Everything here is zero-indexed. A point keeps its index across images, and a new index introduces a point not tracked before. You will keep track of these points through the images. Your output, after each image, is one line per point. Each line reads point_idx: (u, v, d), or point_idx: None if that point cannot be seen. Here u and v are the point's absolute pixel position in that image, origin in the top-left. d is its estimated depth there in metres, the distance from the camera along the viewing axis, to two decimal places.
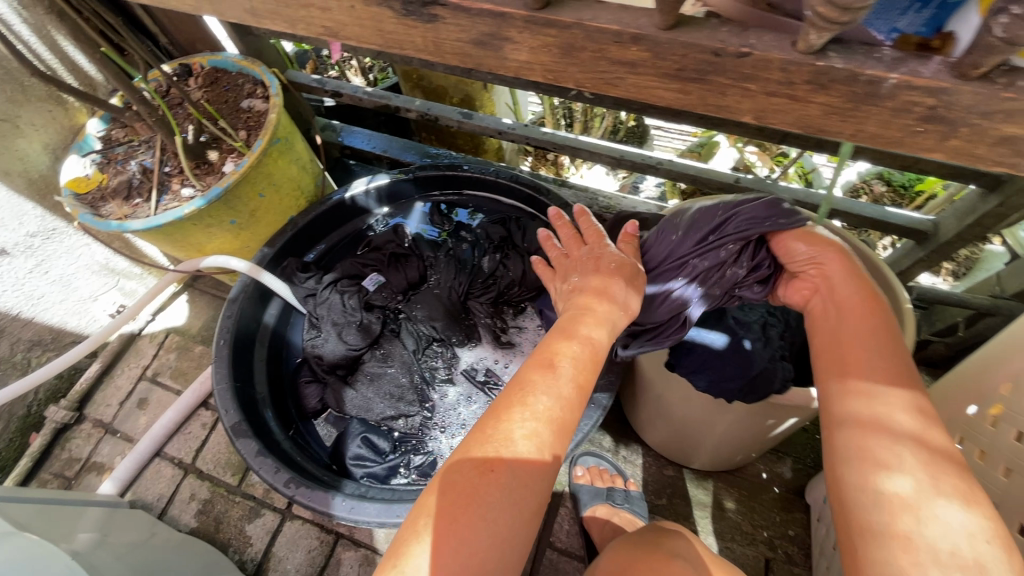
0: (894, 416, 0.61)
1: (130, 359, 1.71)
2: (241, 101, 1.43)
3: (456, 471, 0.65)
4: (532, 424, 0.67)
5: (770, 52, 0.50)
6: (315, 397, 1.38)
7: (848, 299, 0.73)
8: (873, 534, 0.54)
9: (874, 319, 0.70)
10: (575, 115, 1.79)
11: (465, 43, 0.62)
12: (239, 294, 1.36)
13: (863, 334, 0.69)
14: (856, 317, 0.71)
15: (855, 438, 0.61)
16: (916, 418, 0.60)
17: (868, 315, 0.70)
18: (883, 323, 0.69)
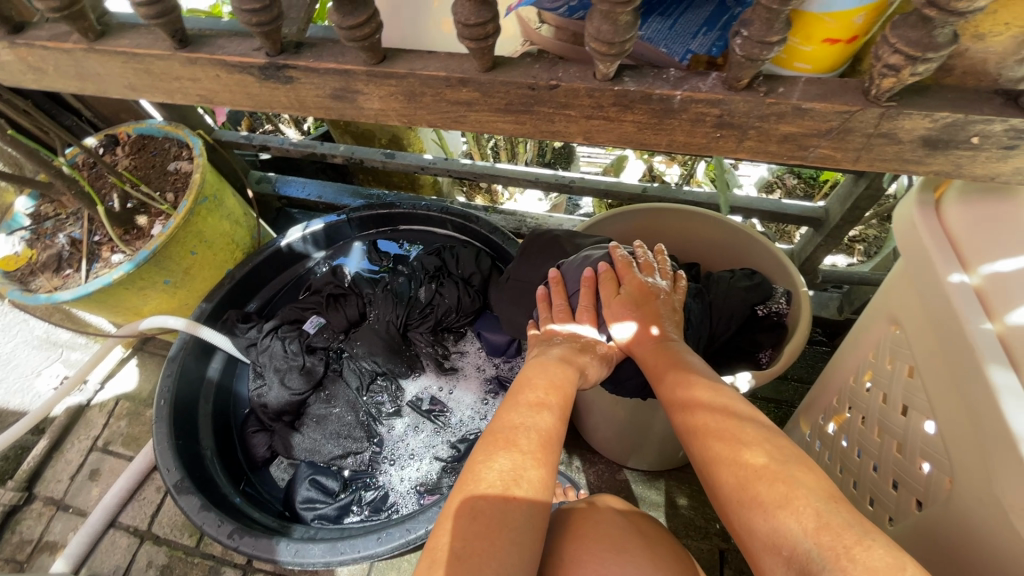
0: (744, 433, 0.69)
1: (79, 431, 1.69)
2: (167, 164, 1.47)
3: (481, 501, 0.69)
4: (524, 458, 0.73)
5: (575, 82, 0.57)
6: (263, 446, 1.39)
7: (652, 353, 0.89)
8: (776, 545, 0.59)
9: (676, 362, 0.85)
10: (500, 144, 1.87)
11: (324, 98, 0.67)
12: (179, 352, 1.37)
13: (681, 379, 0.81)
14: (663, 364, 0.86)
15: (727, 466, 0.67)
16: (765, 436, 0.68)
17: (665, 363, 0.86)
18: (680, 364, 0.85)
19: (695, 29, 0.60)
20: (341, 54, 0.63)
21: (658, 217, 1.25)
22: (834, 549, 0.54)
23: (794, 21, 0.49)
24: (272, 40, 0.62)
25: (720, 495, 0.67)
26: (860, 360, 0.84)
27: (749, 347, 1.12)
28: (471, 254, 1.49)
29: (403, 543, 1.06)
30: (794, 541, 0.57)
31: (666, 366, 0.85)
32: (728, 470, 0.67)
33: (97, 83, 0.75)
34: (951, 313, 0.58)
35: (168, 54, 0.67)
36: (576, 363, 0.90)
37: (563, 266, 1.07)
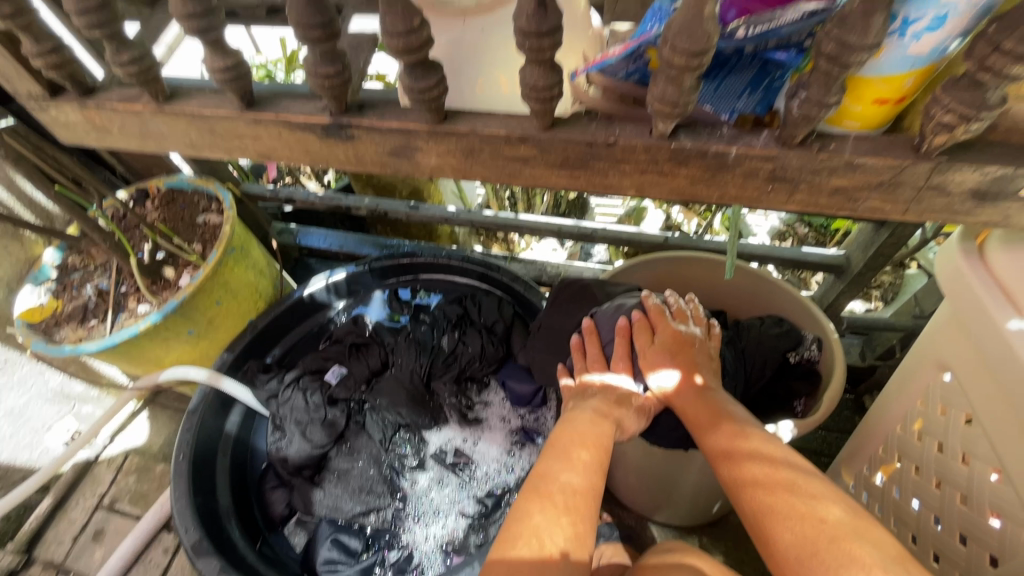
0: (801, 484, 0.67)
1: (86, 488, 1.63)
2: (196, 216, 1.51)
3: (520, 562, 0.66)
4: (568, 517, 0.70)
5: (633, 140, 0.60)
6: (282, 502, 1.34)
7: (691, 407, 0.87)
8: None
9: (719, 411, 0.84)
10: (518, 195, 1.92)
11: (382, 155, 0.70)
12: (199, 404, 1.35)
13: (728, 432, 0.79)
14: (704, 415, 0.84)
15: (784, 519, 0.65)
16: (824, 491, 0.66)
17: (708, 413, 0.84)
18: (723, 414, 0.83)
19: (740, 89, 0.64)
20: (404, 114, 0.66)
21: (682, 265, 1.27)
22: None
23: (848, 86, 0.52)
24: (339, 101, 0.65)
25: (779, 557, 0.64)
26: (906, 408, 0.83)
27: (782, 394, 1.11)
28: (494, 302, 1.51)
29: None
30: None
31: (707, 417, 0.83)
32: (786, 527, 0.64)
33: (158, 141, 0.78)
34: (1011, 360, 0.59)
35: (234, 114, 0.70)
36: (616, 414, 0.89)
37: (594, 314, 1.08)
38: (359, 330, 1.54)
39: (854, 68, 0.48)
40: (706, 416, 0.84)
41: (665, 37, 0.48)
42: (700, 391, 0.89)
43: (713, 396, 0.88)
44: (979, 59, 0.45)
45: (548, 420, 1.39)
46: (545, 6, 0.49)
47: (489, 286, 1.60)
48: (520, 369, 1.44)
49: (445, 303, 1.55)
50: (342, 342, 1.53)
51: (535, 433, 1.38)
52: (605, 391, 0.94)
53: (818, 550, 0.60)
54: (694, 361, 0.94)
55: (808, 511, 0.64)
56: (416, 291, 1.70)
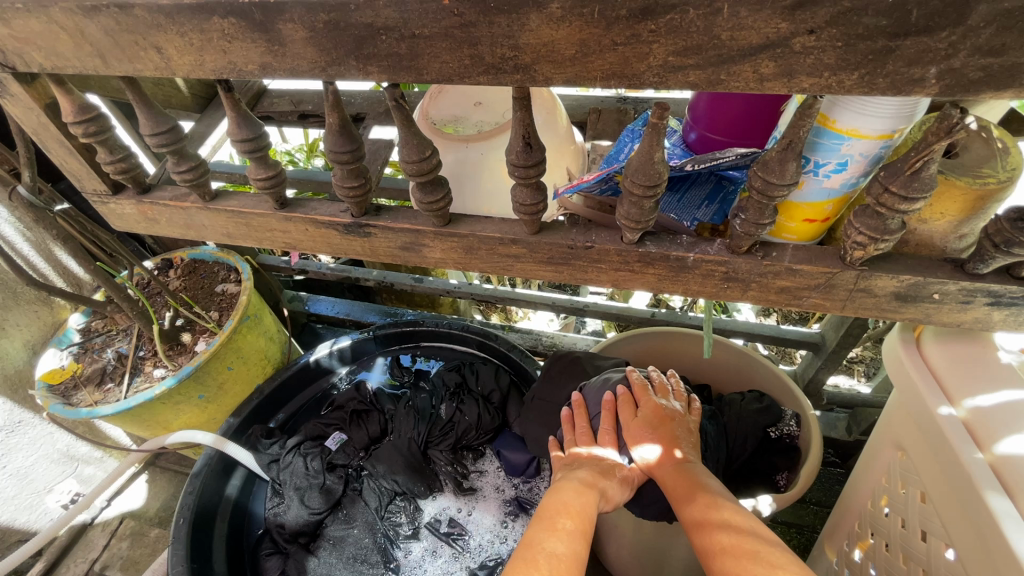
0: (770, 552, 0.72)
1: (78, 553, 1.63)
2: (215, 286, 1.61)
3: None
4: None
5: (607, 244, 0.71)
6: (276, 571, 1.34)
7: (672, 479, 0.93)
8: None
9: (697, 483, 0.89)
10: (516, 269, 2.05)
11: (394, 248, 0.81)
12: (203, 468, 1.39)
13: (703, 504, 0.84)
14: (683, 487, 0.89)
15: None
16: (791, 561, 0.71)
17: (687, 484, 0.89)
18: (700, 487, 0.88)
19: (699, 201, 0.76)
20: (414, 217, 0.78)
21: (668, 340, 1.36)
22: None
23: (780, 208, 0.64)
24: (360, 205, 0.77)
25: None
26: (875, 484, 0.89)
27: (766, 469, 1.16)
28: (491, 372, 1.58)
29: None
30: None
31: (686, 488, 0.89)
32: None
33: (199, 231, 0.90)
34: (946, 442, 0.66)
35: (269, 212, 0.82)
36: (600, 485, 0.94)
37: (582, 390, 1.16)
38: (361, 397, 1.60)
39: (779, 198, 0.59)
40: (683, 488, 0.89)
41: (626, 172, 0.60)
42: (680, 465, 0.95)
43: (692, 469, 0.93)
44: (876, 196, 0.56)
45: (541, 490, 1.41)
46: (530, 146, 0.61)
47: (487, 355, 1.68)
48: (514, 439, 1.48)
49: (444, 372, 1.63)
50: (343, 408, 1.59)
51: (529, 503, 1.39)
52: (592, 463, 0.99)
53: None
54: (675, 434, 1.00)
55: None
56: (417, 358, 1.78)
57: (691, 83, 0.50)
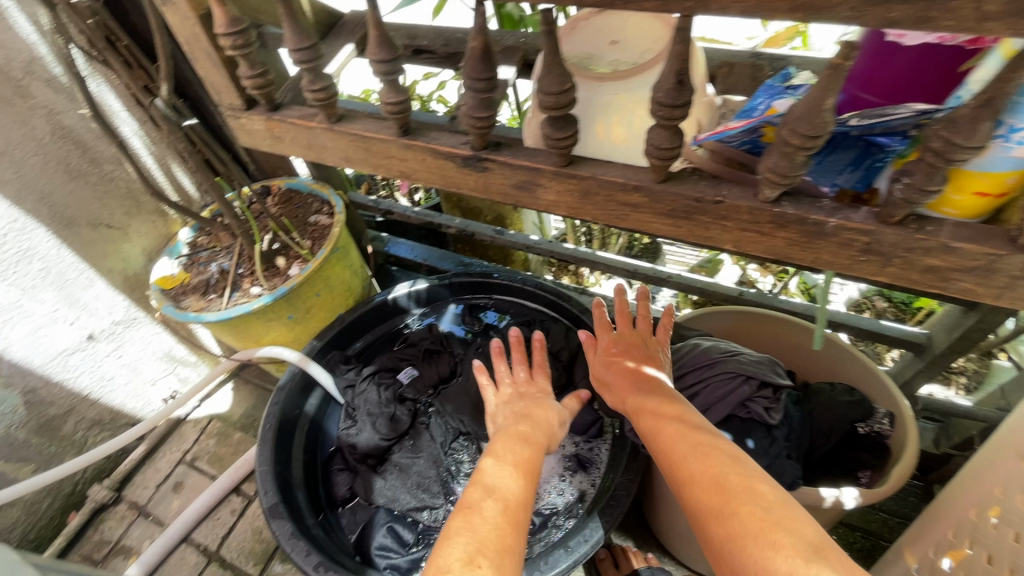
0: (706, 441, 0.80)
1: (172, 442, 1.82)
2: (309, 216, 1.69)
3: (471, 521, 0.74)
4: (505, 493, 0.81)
5: (738, 201, 0.67)
6: (345, 485, 1.45)
7: (623, 380, 1.03)
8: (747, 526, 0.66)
9: (665, 402, 0.92)
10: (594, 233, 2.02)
11: (508, 186, 0.81)
12: (287, 382, 1.51)
13: (653, 398, 0.93)
14: (657, 407, 0.91)
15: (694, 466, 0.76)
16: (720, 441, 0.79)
17: (651, 389, 0.96)
18: (648, 381, 0.99)
19: (841, 166, 0.70)
20: (534, 156, 0.77)
21: (757, 321, 1.30)
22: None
23: (950, 177, 0.58)
24: (482, 138, 0.77)
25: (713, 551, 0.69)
26: (983, 494, 0.83)
27: (849, 463, 1.12)
28: (562, 332, 1.61)
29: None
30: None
31: (647, 398, 0.94)
32: (726, 521, 0.68)
33: (319, 152, 0.93)
34: None
35: (392, 138, 0.84)
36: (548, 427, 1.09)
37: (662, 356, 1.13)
38: (434, 339, 1.67)
39: (957, 163, 0.53)
40: (635, 384, 1.00)
41: (786, 120, 0.56)
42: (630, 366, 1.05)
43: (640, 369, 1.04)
44: None
45: (602, 451, 1.41)
46: (682, 84, 0.58)
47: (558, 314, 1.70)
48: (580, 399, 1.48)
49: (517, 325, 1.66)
50: (416, 346, 1.65)
51: (589, 461, 1.41)
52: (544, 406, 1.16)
53: (746, 544, 0.64)
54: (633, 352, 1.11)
55: (739, 501, 0.69)
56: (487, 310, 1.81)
57: (890, 21, 0.45)
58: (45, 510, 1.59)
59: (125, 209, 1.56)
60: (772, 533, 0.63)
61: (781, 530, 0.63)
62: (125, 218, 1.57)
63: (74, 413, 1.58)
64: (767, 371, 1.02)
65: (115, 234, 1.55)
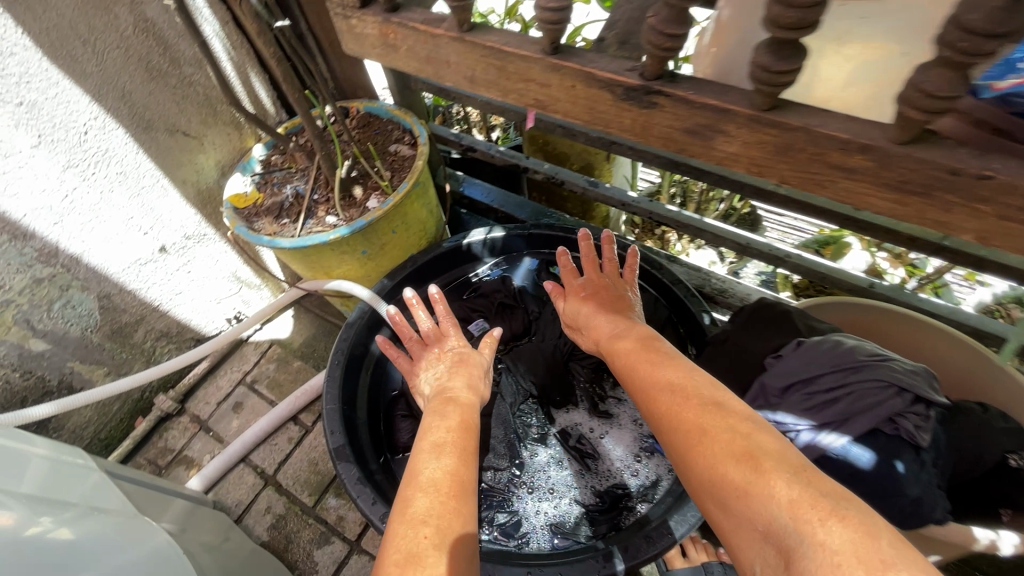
0: (687, 383, 0.86)
1: (234, 362, 1.82)
2: (388, 144, 1.57)
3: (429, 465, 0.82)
4: (461, 436, 0.89)
5: (1016, 180, 0.50)
6: (408, 432, 1.37)
7: (600, 329, 1.13)
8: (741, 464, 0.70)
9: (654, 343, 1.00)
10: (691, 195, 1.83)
11: (676, 130, 0.66)
12: (357, 320, 1.44)
13: (633, 351, 1.00)
14: (642, 350, 0.99)
15: (679, 410, 0.82)
16: (700, 384, 0.85)
17: (611, 322, 1.12)
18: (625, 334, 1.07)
19: None
20: (723, 93, 0.61)
21: (898, 320, 1.12)
22: (804, 522, 0.61)
23: None
24: (659, 65, 0.61)
25: (695, 477, 0.76)
26: None
27: (994, 496, 0.98)
28: (649, 303, 1.51)
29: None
30: (766, 516, 0.65)
31: (619, 334, 1.07)
32: (712, 451, 0.74)
33: (439, 69, 0.79)
34: None
35: (537, 57, 0.69)
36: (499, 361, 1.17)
37: (782, 348, 0.98)
38: (509, 293, 1.56)
39: None
40: (614, 335, 1.09)
41: None
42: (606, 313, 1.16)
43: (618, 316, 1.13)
44: None
45: None
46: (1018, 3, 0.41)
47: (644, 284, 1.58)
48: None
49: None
50: (489, 298, 1.55)
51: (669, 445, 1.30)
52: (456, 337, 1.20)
53: (732, 475, 0.70)
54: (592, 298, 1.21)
55: (724, 435, 0.75)
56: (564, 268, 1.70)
57: None
58: (114, 413, 1.62)
59: (202, 118, 1.47)
60: (750, 459, 0.69)
61: (759, 461, 0.69)
62: (202, 128, 1.48)
63: (144, 323, 1.57)
64: (923, 382, 0.86)
65: (191, 143, 1.47)
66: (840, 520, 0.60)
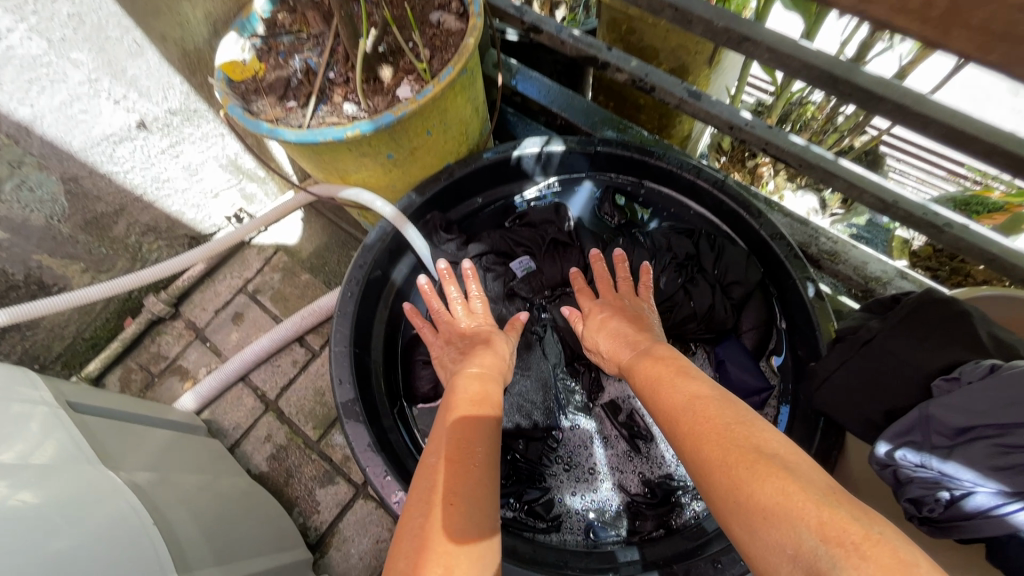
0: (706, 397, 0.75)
1: (234, 266, 1.60)
2: (430, 12, 1.18)
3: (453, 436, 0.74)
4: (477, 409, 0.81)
5: None
6: (430, 382, 1.16)
7: (614, 350, 1.00)
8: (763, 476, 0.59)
9: (676, 364, 0.86)
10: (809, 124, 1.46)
11: None
12: (377, 241, 1.16)
13: (651, 364, 0.88)
14: (661, 365, 0.86)
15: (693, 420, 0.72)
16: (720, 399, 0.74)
17: (628, 342, 0.97)
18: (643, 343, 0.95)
19: None
20: None
21: None
22: (844, 549, 0.50)
23: None
24: None
25: (710, 493, 0.63)
26: None
27: None
28: (740, 260, 1.19)
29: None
30: (795, 541, 0.53)
31: (635, 357, 0.92)
32: (733, 466, 0.62)
33: None
34: None
35: None
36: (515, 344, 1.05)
37: (961, 369, 0.70)
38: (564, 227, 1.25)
39: None
40: (629, 345, 0.97)
41: None
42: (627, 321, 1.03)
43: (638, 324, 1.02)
44: None
45: None
46: None
47: (732, 233, 1.28)
48: (743, 355, 1.16)
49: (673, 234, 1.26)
50: (536, 229, 1.27)
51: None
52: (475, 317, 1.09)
53: (755, 493, 0.58)
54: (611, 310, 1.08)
55: (747, 449, 0.63)
56: (632, 200, 1.40)
57: None
58: (99, 312, 1.43)
59: None
60: (773, 478, 0.58)
61: (789, 480, 0.57)
62: None
63: (124, 214, 1.32)
64: None
65: None
66: (891, 555, 0.48)
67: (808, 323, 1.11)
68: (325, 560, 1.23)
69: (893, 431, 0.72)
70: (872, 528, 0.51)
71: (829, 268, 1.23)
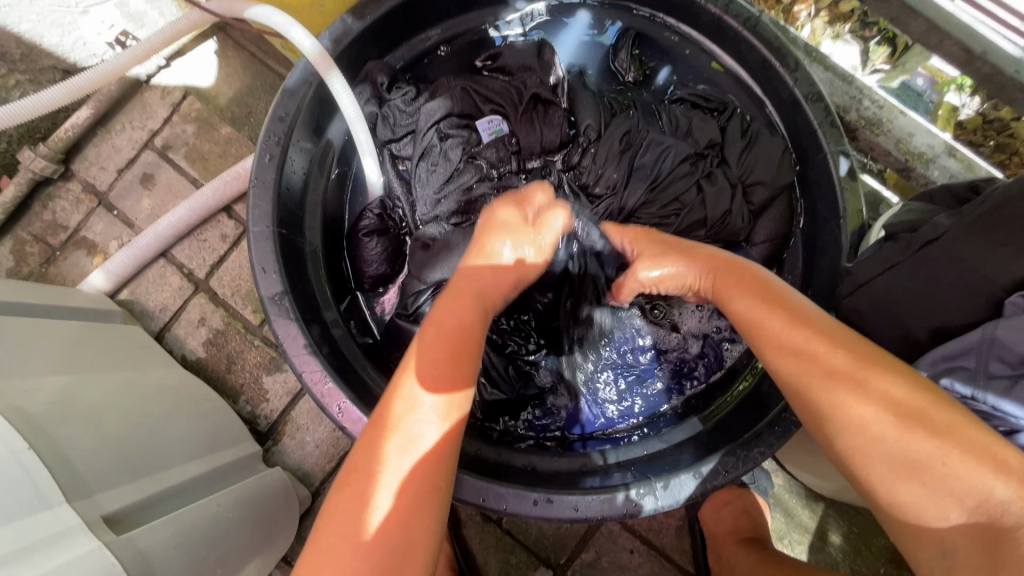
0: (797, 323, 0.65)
1: (134, 114, 1.27)
2: None
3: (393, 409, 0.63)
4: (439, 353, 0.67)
5: None
6: (375, 253, 0.98)
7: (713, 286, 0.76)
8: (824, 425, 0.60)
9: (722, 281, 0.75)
10: None
11: None
12: (302, 87, 0.88)
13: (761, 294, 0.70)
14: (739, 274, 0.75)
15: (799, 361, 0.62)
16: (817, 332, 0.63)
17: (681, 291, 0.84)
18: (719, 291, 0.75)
19: None
20: None
21: None
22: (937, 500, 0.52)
23: None
24: None
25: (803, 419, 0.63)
26: None
27: None
28: (772, 158, 0.98)
29: (601, 509, 0.78)
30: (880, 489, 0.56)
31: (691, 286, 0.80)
32: (775, 356, 0.64)
33: None
34: None
35: None
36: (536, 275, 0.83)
37: None
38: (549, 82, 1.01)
39: None
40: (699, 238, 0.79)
41: None
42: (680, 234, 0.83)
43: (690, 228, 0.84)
44: None
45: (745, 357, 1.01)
46: None
47: (766, 105, 1.03)
48: None
49: (695, 114, 1.02)
50: (511, 80, 1.02)
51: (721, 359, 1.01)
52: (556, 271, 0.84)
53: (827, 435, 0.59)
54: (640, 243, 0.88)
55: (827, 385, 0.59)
56: (652, 45, 1.09)
57: None
58: None
59: None
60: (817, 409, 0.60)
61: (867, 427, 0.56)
62: None
63: None
64: None
65: None
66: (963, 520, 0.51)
67: (831, 208, 0.94)
68: (278, 448, 1.16)
69: (939, 354, 0.60)
70: (945, 463, 0.52)
71: (865, 140, 1.01)
